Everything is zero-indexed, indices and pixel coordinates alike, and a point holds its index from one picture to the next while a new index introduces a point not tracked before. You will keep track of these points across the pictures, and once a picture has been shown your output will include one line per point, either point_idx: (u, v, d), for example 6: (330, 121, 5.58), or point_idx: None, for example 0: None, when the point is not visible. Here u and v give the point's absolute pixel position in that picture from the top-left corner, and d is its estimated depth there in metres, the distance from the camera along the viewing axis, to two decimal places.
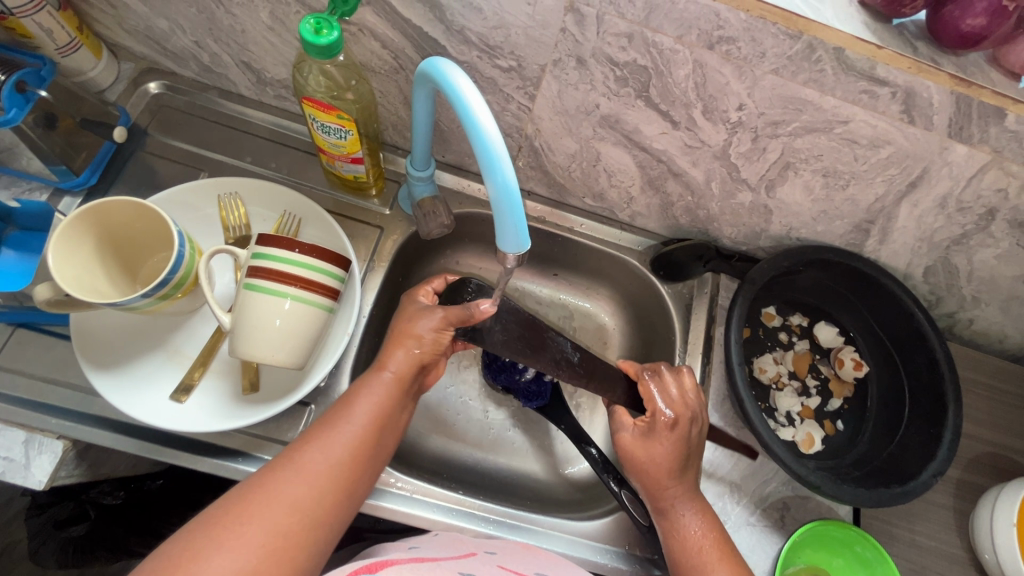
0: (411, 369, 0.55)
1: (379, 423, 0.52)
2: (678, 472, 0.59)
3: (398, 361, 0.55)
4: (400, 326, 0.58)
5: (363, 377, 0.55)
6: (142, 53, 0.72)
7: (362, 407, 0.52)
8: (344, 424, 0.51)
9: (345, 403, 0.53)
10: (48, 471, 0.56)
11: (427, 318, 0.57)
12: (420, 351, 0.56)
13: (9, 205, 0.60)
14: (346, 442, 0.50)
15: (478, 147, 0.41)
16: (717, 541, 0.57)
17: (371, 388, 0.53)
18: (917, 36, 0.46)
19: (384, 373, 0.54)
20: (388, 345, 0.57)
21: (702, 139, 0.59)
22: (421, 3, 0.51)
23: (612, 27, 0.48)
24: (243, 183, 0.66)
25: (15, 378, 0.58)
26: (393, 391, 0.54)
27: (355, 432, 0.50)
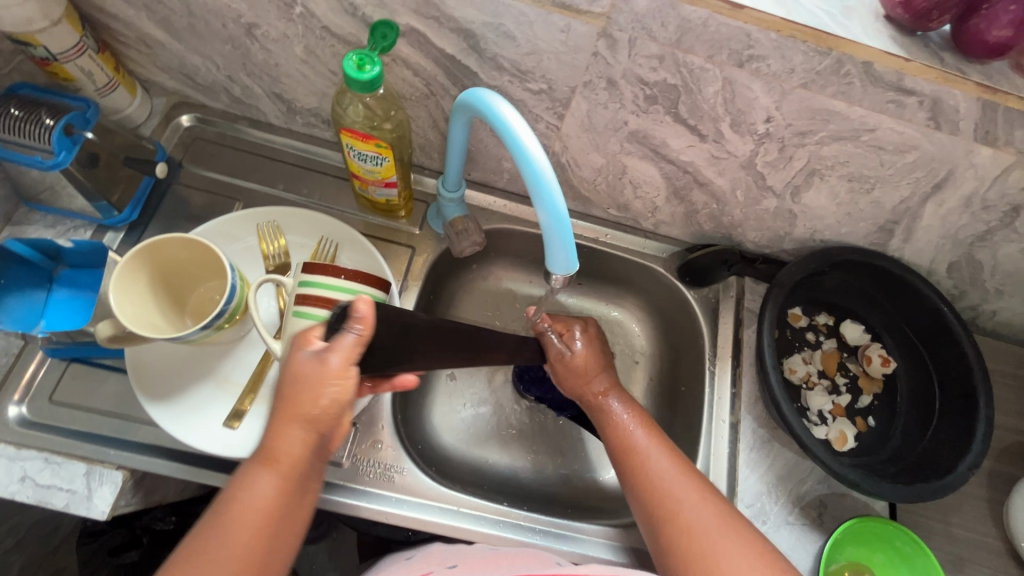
0: (307, 453, 0.50)
1: (272, 524, 0.49)
2: (602, 367, 0.67)
3: (292, 452, 0.49)
4: (288, 393, 0.49)
5: (250, 473, 0.50)
6: (173, 88, 0.74)
7: (246, 514, 0.48)
8: (225, 537, 0.47)
9: (227, 511, 0.48)
10: (110, 501, 0.57)
11: (319, 374, 0.48)
12: (315, 418, 0.49)
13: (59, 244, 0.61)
14: (227, 561, 0.46)
15: (529, 176, 0.42)
16: (642, 420, 0.62)
17: (259, 489, 0.49)
18: (943, 47, 0.47)
19: (272, 469, 0.49)
20: (277, 421, 0.50)
21: (729, 150, 0.60)
22: (455, 34, 0.53)
23: (644, 49, 0.50)
24: (281, 212, 0.68)
25: (73, 412, 0.60)
26: (281, 489, 0.49)
27: (237, 547, 0.47)
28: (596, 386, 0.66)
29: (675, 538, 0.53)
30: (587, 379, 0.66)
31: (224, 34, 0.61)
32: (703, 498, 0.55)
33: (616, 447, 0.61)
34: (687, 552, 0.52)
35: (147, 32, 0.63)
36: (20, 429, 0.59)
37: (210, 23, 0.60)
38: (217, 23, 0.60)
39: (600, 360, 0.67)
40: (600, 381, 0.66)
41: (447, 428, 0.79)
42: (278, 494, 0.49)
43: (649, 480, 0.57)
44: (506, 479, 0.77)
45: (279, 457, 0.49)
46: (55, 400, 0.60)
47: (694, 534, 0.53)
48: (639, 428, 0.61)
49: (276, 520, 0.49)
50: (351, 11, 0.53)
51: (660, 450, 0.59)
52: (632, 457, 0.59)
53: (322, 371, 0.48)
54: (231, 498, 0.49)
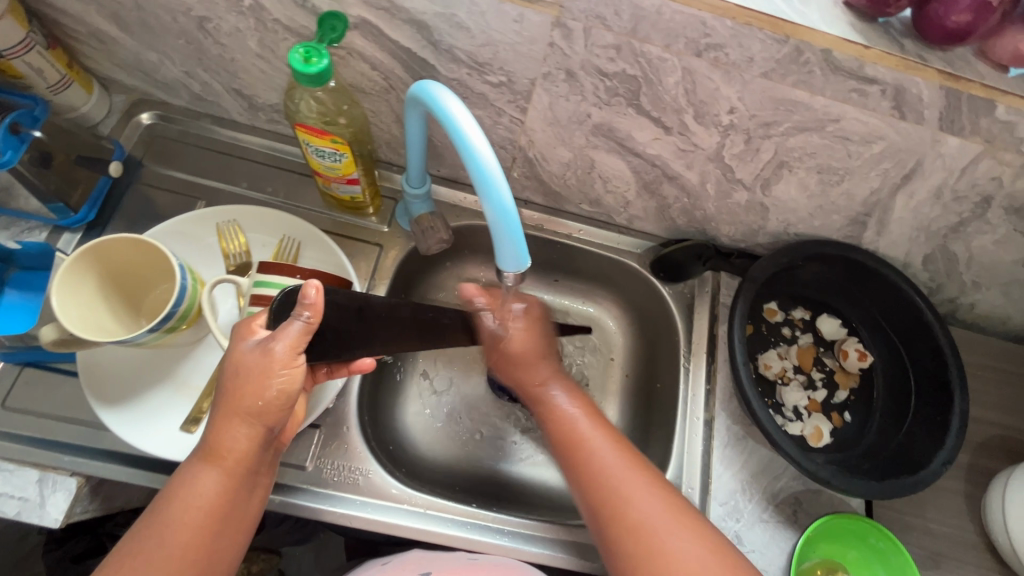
0: (255, 445, 0.48)
1: (216, 520, 0.47)
2: (543, 352, 0.64)
3: (236, 445, 0.47)
4: (230, 385, 0.47)
5: (194, 467, 0.48)
6: (133, 85, 0.72)
7: (189, 510, 0.46)
8: (167, 533, 0.46)
9: (170, 505, 0.47)
10: (63, 509, 0.56)
11: (265, 364, 0.47)
12: (260, 413, 0.47)
13: (9, 246, 0.60)
14: (169, 558, 0.45)
15: (473, 171, 0.41)
16: (584, 409, 0.60)
17: (203, 486, 0.47)
18: (904, 34, 0.46)
19: (215, 464, 0.47)
20: (219, 415, 0.47)
21: (695, 143, 0.59)
22: (409, 25, 0.51)
23: (600, 39, 0.49)
24: (241, 210, 0.67)
25: (26, 418, 0.58)
26: (225, 485, 0.47)
27: (178, 543, 0.45)
28: (536, 373, 0.63)
29: (622, 533, 0.51)
30: (528, 367, 0.63)
31: (177, 29, 0.60)
32: (652, 492, 0.53)
33: (560, 439, 0.58)
34: (636, 547, 0.50)
35: (99, 27, 0.62)
36: None
37: (161, 18, 0.58)
38: (168, 17, 0.58)
39: (539, 347, 0.64)
40: (541, 369, 0.63)
41: (419, 428, 0.78)
42: (223, 488, 0.47)
43: (595, 473, 0.54)
44: (477, 479, 0.76)
45: (223, 453, 0.47)
46: (8, 406, 0.59)
47: (641, 531, 0.51)
48: (585, 419, 0.59)
49: (220, 516, 0.47)
50: (301, 2, 0.52)
51: (607, 442, 0.57)
52: (578, 451, 0.56)
53: (269, 360, 0.47)
54: (173, 493, 0.47)
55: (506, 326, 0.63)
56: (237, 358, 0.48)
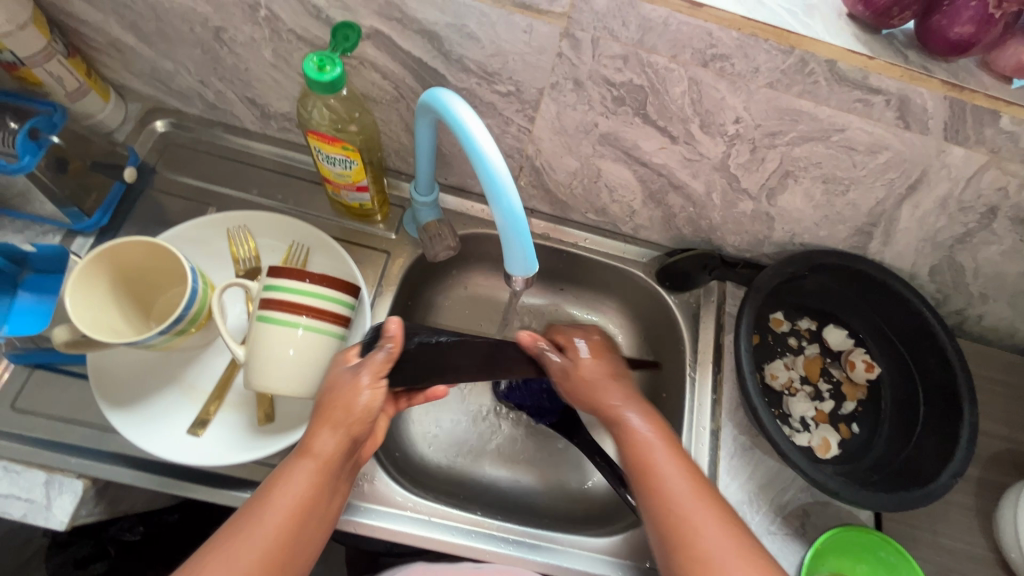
0: (343, 448, 0.51)
1: (303, 518, 0.48)
2: (614, 375, 0.58)
3: (324, 445, 0.50)
4: (322, 399, 0.51)
5: (286, 464, 0.49)
6: (148, 93, 0.74)
7: (282, 502, 0.47)
8: (254, 526, 0.46)
9: (260, 500, 0.48)
10: (68, 511, 0.56)
11: (352, 385, 0.51)
12: (349, 420, 0.50)
13: (24, 249, 0.60)
14: (254, 553, 0.45)
15: (484, 176, 0.41)
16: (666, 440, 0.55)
17: (295, 479, 0.48)
18: (907, 45, 0.46)
19: (308, 461, 0.49)
20: (314, 420, 0.51)
21: (701, 152, 0.59)
22: (420, 35, 0.53)
23: (607, 50, 0.50)
24: (252, 217, 0.68)
25: (34, 420, 0.59)
26: (315, 482, 0.49)
27: (266, 538, 0.46)
28: (610, 395, 0.56)
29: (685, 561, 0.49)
30: (599, 392, 0.56)
31: (194, 38, 0.61)
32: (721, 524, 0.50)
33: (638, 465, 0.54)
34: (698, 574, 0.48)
35: (117, 36, 0.63)
36: None
37: (178, 27, 0.60)
38: (186, 27, 0.60)
39: (605, 370, 0.58)
40: (613, 391, 0.57)
41: (424, 437, 0.78)
42: (311, 485, 0.49)
43: (671, 499, 0.51)
44: (481, 488, 0.76)
45: (315, 451, 0.49)
46: (18, 407, 0.59)
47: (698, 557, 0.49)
48: (664, 447, 0.54)
49: (308, 513, 0.48)
50: (315, 13, 0.53)
51: (679, 467, 0.53)
52: (653, 479, 0.52)
53: (359, 381, 0.51)
54: (268, 487, 0.48)
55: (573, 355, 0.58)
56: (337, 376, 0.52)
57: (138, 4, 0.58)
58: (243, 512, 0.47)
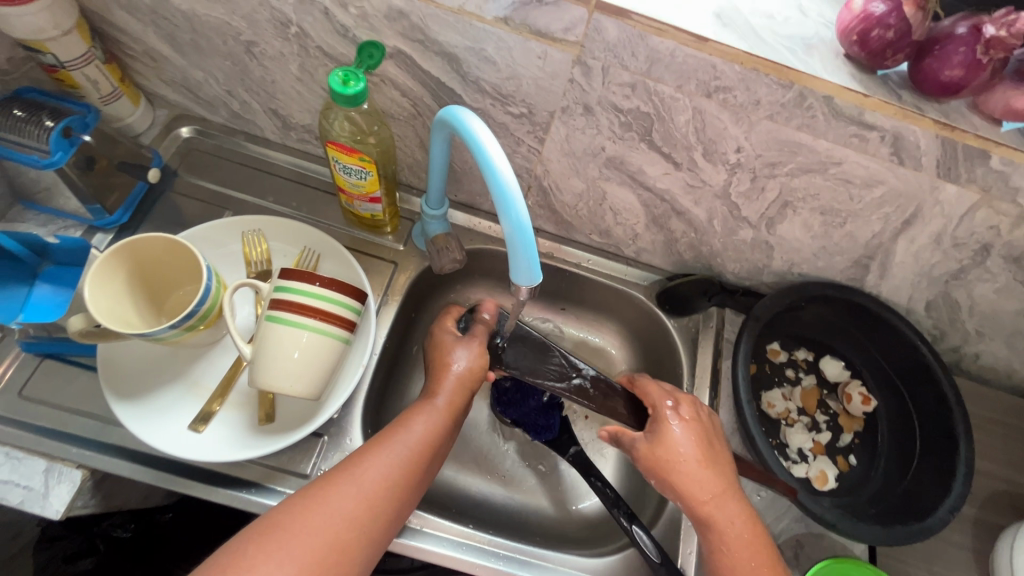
0: (461, 397, 0.61)
1: (430, 448, 0.56)
2: (704, 462, 0.58)
3: (449, 390, 0.60)
4: (440, 357, 0.63)
5: (415, 405, 0.59)
6: (176, 100, 0.77)
7: (418, 428, 0.56)
8: (395, 442, 0.54)
9: (397, 427, 0.56)
10: (65, 501, 0.56)
11: (468, 346, 0.64)
12: (469, 376, 0.62)
13: (47, 241, 0.62)
14: (397, 463, 0.52)
15: (494, 189, 0.43)
16: (752, 540, 0.55)
17: (425, 412, 0.57)
18: (901, 85, 0.49)
19: (436, 400, 0.59)
20: (437, 374, 0.62)
21: (704, 179, 0.62)
22: (439, 57, 0.56)
23: (617, 78, 0.52)
24: (266, 221, 0.70)
25: (40, 408, 0.60)
26: (441, 417, 0.58)
27: (409, 452, 0.54)
28: (701, 489, 0.57)
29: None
30: (686, 481, 0.57)
31: (225, 51, 0.65)
32: None
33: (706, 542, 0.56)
34: None
35: (153, 46, 0.67)
36: None
37: (212, 40, 0.63)
38: (219, 40, 0.63)
39: (695, 456, 0.58)
40: (700, 481, 0.57)
41: None
42: (438, 420, 0.57)
43: (732, 561, 0.54)
44: (474, 503, 0.76)
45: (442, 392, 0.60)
46: (24, 395, 0.60)
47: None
48: (744, 539, 0.55)
49: (434, 445, 0.56)
50: (342, 32, 0.56)
51: (751, 541, 0.55)
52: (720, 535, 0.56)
53: (466, 348, 0.63)
54: (400, 419, 0.57)
55: (668, 436, 0.59)
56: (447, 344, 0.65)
57: (176, 16, 0.62)
58: (381, 435, 0.55)
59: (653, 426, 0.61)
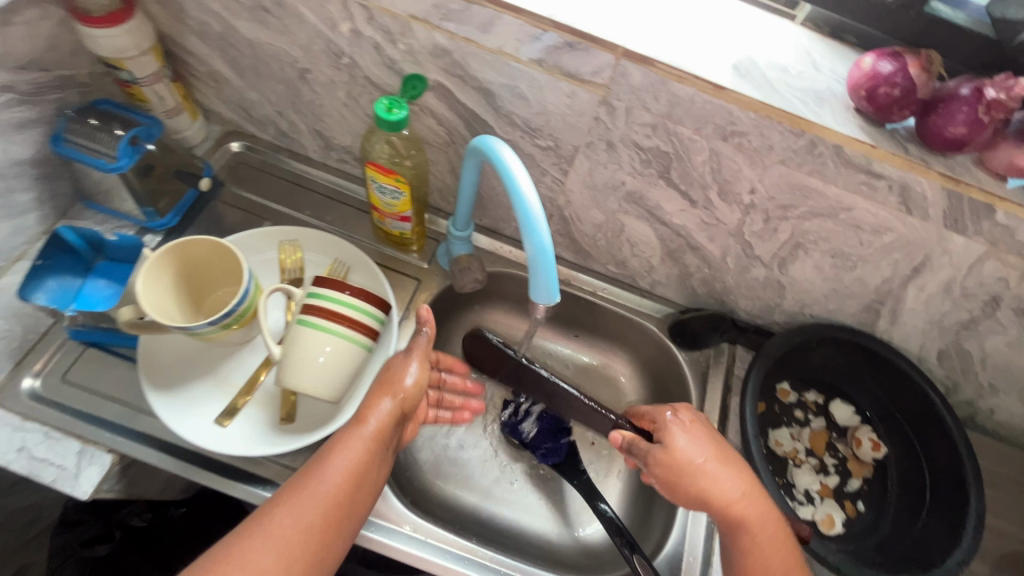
0: (395, 419, 0.56)
1: (356, 480, 0.52)
2: (720, 459, 0.59)
3: (378, 415, 0.55)
4: (379, 375, 0.59)
5: (340, 433, 0.54)
6: (229, 118, 0.83)
7: (339, 464, 0.51)
8: (314, 482, 0.50)
9: (318, 463, 0.52)
10: (92, 483, 0.60)
11: (403, 364, 0.59)
12: (402, 395, 0.57)
13: (104, 237, 0.67)
14: (315, 506, 0.49)
15: (520, 213, 0.47)
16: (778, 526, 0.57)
17: (349, 444, 0.53)
18: (908, 139, 0.52)
19: (362, 428, 0.54)
20: (368, 395, 0.57)
21: (718, 218, 0.65)
22: (476, 91, 0.60)
23: (639, 118, 0.56)
24: (303, 233, 0.75)
25: (80, 393, 0.64)
26: (367, 445, 0.53)
27: (329, 491, 0.50)
28: (728, 489, 0.57)
29: None
30: (710, 485, 0.57)
31: (281, 76, 0.71)
32: None
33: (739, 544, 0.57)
34: None
35: (217, 68, 0.73)
36: (28, 401, 0.62)
37: (270, 65, 0.69)
38: (276, 66, 0.69)
39: (709, 460, 0.59)
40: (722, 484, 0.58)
41: (427, 463, 0.80)
42: (365, 449, 0.53)
43: (765, 555, 0.56)
44: (479, 519, 0.77)
45: (368, 417, 0.55)
46: (66, 379, 0.64)
47: None
48: (773, 528, 0.57)
49: (360, 477, 0.52)
50: (389, 64, 0.61)
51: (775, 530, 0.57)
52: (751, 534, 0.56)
53: (410, 366, 0.59)
54: (321, 453, 0.52)
55: (678, 446, 0.59)
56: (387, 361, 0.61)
57: (241, 44, 0.68)
58: (300, 475, 0.51)
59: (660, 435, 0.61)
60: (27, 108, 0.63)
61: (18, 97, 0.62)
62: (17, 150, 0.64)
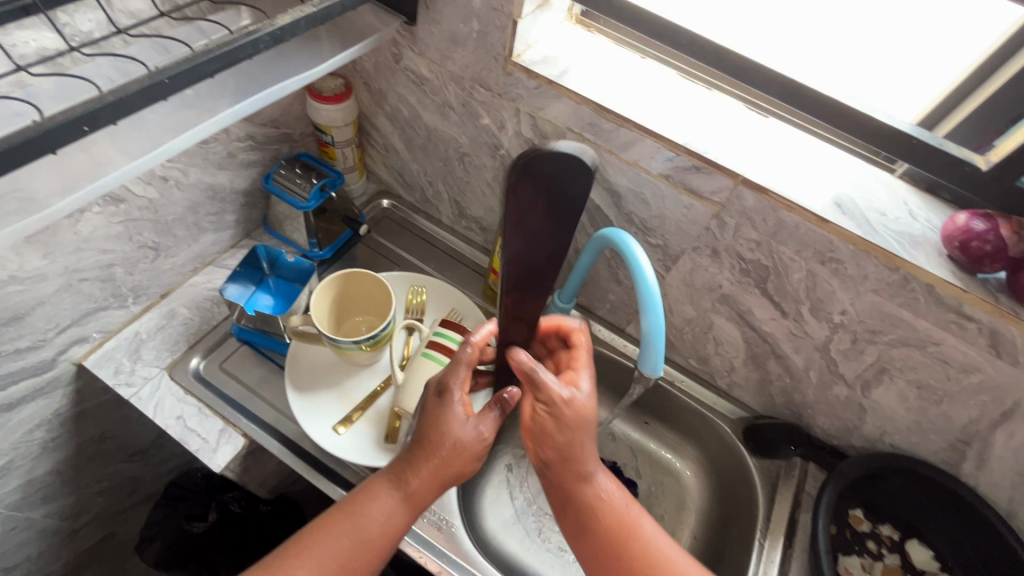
0: (439, 483, 0.59)
1: (388, 538, 0.57)
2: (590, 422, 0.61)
3: (420, 483, 0.58)
4: (434, 435, 0.58)
5: (380, 486, 0.58)
6: (385, 180, 1.01)
7: (375, 522, 0.56)
8: (350, 533, 0.56)
9: (354, 514, 0.57)
10: (227, 458, 0.70)
11: (464, 430, 0.58)
12: (448, 467, 0.58)
13: (280, 256, 0.79)
14: (346, 557, 0.55)
15: (644, 296, 0.58)
16: (623, 496, 0.62)
17: (385, 501, 0.57)
18: (999, 289, 0.57)
19: (402, 491, 0.57)
20: (417, 457, 0.58)
21: (807, 331, 0.70)
22: (606, 193, 0.73)
23: (745, 234, 0.66)
24: (430, 281, 0.86)
25: (230, 380, 0.76)
26: (403, 508, 0.57)
27: (360, 544, 0.56)
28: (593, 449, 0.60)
29: (615, 544, 0.58)
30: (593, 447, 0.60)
31: (442, 156, 0.87)
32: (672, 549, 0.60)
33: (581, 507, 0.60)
34: (626, 549, 0.58)
35: (392, 142, 0.91)
36: (190, 378, 0.75)
37: (437, 147, 0.86)
38: (442, 148, 0.85)
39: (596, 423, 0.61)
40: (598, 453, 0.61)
41: (491, 514, 0.82)
42: (398, 512, 0.57)
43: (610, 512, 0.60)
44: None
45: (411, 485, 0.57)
46: (223, 366, 0.77)
47: (627, 539, 0.59)
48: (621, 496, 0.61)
49: (391, 535, 0.57)
50: None
51: (655, 527, 0.61)
52: (599, 494, 0.60)
53: (466, 433, 0.58)
54: (360, 503, 0.57)
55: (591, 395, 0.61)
56: (436, 412, 0.59)
57: (419, 128, 0.85)
58: (338, 515, 0.57)
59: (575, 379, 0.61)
60: (256, 153, 0.82)
61: (254, 145, 0.80)
62: (239, 183, 0.82)
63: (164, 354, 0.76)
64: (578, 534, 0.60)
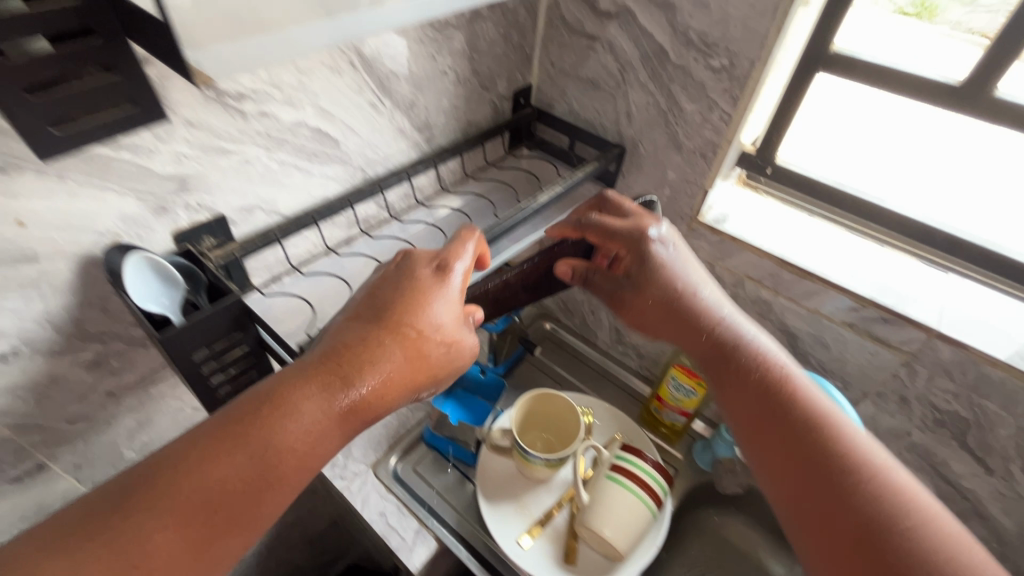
0: (394, 385, 0.41)
1: (310, 458, 0.38)
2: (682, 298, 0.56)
3: (369, 381, 0.40)
4: (400, 312, 0.42)
5: (298, 380, 0.39)
6: (547, 305, 1.13)
7: (293, 432, 0.37)
8: (254, 445, 0.36)
9: (259, 421, 0.37)
10: (421, 560, 0.75)
11: (436, 315, 0.43)
12: (416, 365, 0.42)
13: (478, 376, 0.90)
14: (239, 476, 0.36)
15: None
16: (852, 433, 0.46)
17: (310, 414, 0.38)
18: None
19: (338, 392, 0.39)
20: (363, 336, 0.41)
21: (1020, 492, 0.67)
22: (782, 336, 0.78)
23: (940, 384, 0.67)
24: (596, 403, 0.91)
25: (422, 482, 0.84)
26: (335, 427, 0.39)
27: (269, 462, 0.37)
28: (758, 358, 0.52)
29: (859, 489, 0.42)
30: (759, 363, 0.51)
31: None
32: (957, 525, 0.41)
33: (765, 450, 0.47)
34: (881, 499, 0.41)
35: None
36: (390, 477, 0.83)
37: None
38: None
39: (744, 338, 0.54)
40: (767, 369, 0.51)
41: None
42: (326, 420, 0.38)
43: (838, 447, 0.45)
44: None
45: (348, 377, 0.40)
46: (415, 468, 0.86)
47: (883, 486, 0.42)
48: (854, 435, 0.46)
49: (310, 460, 0.38)
50: None
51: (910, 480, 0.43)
52: (817, 425, 0.46)
53: (440, 318, 0.44)
54: (274, 399, 0.38)
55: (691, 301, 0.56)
56: (408, 300, 0.43)
57: None
58: (227, 439, 0.36)
59: (627, 271, 0.58)
60: None
61: None
62: None
63: (369, 451, 0.86)
64: (795, 502, 0.44)
